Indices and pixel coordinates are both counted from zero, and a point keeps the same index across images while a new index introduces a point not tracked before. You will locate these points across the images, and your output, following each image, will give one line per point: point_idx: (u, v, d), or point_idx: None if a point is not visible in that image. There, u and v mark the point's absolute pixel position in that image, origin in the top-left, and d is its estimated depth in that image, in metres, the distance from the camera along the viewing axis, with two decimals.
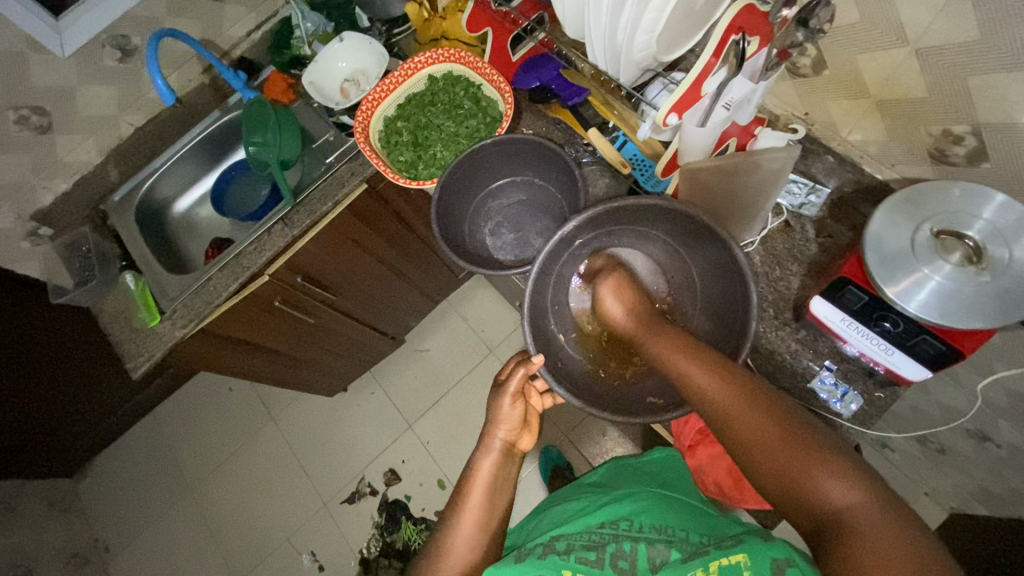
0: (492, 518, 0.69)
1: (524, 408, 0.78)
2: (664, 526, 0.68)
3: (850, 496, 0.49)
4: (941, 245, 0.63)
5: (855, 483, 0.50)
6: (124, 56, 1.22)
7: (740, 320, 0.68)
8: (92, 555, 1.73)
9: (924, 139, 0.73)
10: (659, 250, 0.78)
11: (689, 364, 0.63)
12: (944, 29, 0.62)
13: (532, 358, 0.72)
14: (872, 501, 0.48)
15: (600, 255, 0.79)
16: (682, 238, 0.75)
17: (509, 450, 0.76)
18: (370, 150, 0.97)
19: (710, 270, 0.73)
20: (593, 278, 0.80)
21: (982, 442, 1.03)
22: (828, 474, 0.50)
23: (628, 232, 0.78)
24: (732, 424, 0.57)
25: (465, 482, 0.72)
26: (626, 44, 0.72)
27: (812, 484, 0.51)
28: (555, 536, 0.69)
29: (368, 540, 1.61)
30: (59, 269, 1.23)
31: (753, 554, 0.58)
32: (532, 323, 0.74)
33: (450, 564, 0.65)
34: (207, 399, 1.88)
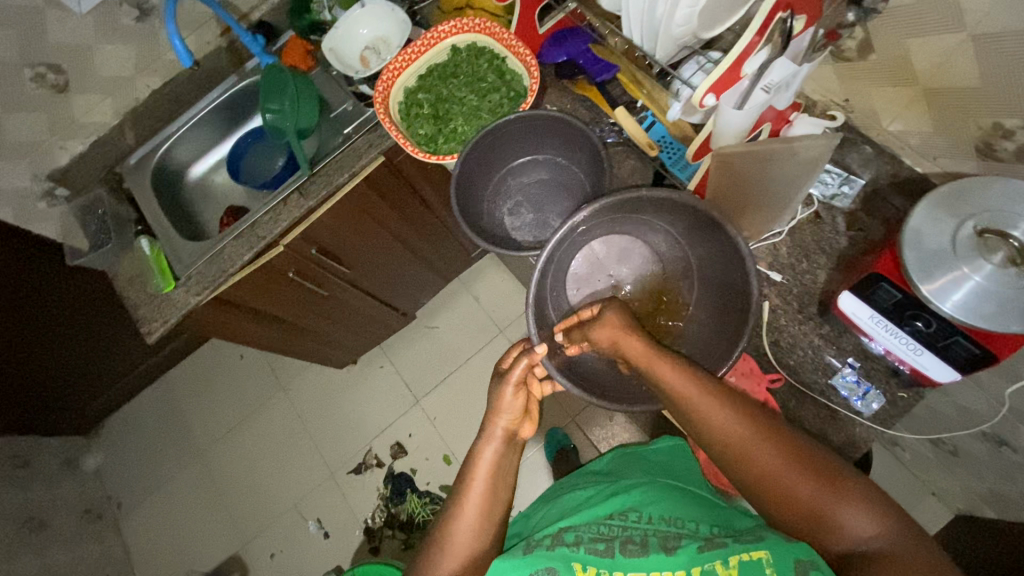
0: (496, 505, 0.69)
1: (526, 398, 0.76)
2: (674, 518, 0.67)
3: (873, 527, 0.54)
4: (984, 244, 0.60)
5: (879, 517, 0.55)
6: (141, 15, 1.19)
7: (740, 295, 0.71)
8: (105, 512, 1.78)
9: (971, 131, 0.70)
10: (661, 238, 0.80)
11: (703, 399, 0.63)
12: (1006, 14, 0.58)
13: (536, 348, 0.73)
14: (897, 533, 0.54)
15: (601, 239, 0.81)
16: (686, 229, 0.76)
17: (511, 438, 0.74)
18: (390, 122, 0.95)
19: (710, 259, 0.76)
20: (592, 261, 0.82)
21: (998, 446, 1.02)
22: (852, 507, 0.55)
23: (633, 219, 0.79)
24: (751, 460, 0.60)
25: (467, 470, 0.71)
26: (666, 18, 0.70)
27: (837, 519, 0.55)
28: (565, 527, 0.69)
29: (373, 510, 1.64)
30: (75, 231, 1.23)
31: (777, 551, 0.56)
32: (536, 313, 0.77)
33: (452, 551, 0.65)
34: (219, 366, 1.90)
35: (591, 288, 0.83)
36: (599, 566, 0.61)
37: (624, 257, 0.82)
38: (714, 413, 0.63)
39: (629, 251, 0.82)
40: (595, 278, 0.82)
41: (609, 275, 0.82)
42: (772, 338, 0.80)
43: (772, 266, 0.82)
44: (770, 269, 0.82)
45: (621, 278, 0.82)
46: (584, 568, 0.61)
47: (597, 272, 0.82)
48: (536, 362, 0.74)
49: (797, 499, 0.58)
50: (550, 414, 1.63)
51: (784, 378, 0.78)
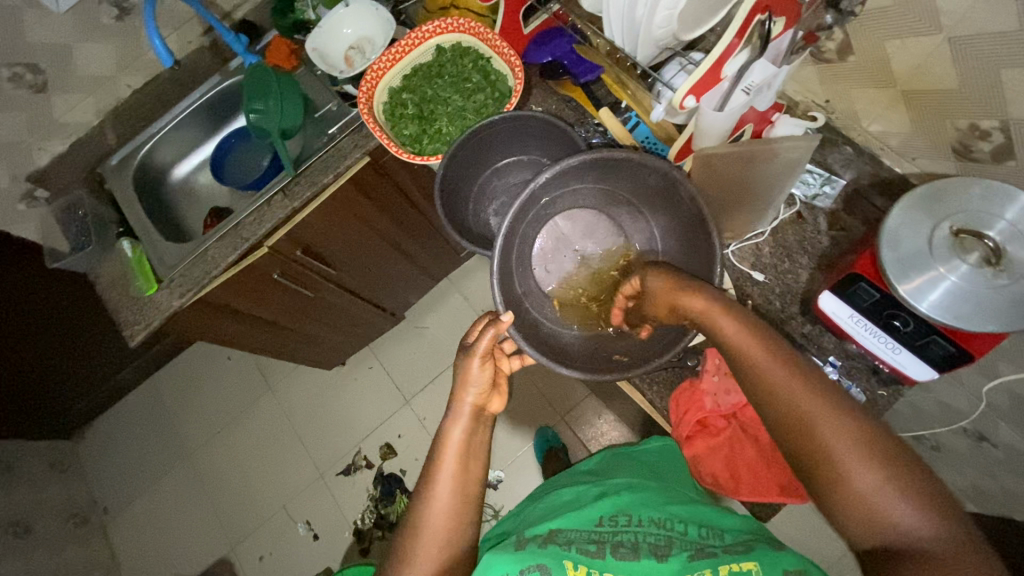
0: (469, 483, 0.68)
1: (493, 371, 0.75)
2: (663, 520, 0.69)
3: (925, 525, 0.48)
4: (960, 244, 0.61)
5: (933, 514, 0.48)
6: (121, 13, 1.18)
7: (701, 269, 0.73)
8: (90, 516, 1.76)
9: (949, 132, 0.70)
10: (626, 212, 0.81)
11: (763, 359, 0.58)
12: (981, 17, 0.59)
13: (501, 318, 0.71)
14: (955, 537, 0.47)
15: (568, 214, 0.83)
16: (645, 198, 0.78)
17: (478, 413, 0.73)
18: (373, 122, 0.94)
19: (673, 230, 0.77)
20: (557, 237, 0.84)
21: (978, 442, 1.03)
22: (905, 500, 0.49)
23: (598, 194, 0.81)
24: (804, 430, 0.54)
25: (436, 452, 0.70)
26: (646, 20, 0.69)
27: (881, 508, 0.49)
28: (556, 528, 0.69)
29: (363, 511, 1.63)
30: (55, 232, 1.21)
31: (766, 563, 0.59)
32: (501, 283, 0.74)
33: (427, 535, 0.64)
34: (206, 368, 1.88)
35: (558, 262, 0.84)
36: (591, 566, 0.61)
37: (590, 231, 0.83)
38: (774, 373, 0.57)
39: (594, 226, 0.83)
40: (562, 254, 0.84)
41: (574, 250, 0.84)
42: None
43: (754, 266, 0.83)
44: (753, 269, 0.83)
45: (586, 252, 0.84)
46: (576, 565, 0.61)
47: (565, 247, 0.84)
48: (502, 332, 0.73)
49: (843, 481, 0.51)
50: (539, 414, 1.64)
51: None
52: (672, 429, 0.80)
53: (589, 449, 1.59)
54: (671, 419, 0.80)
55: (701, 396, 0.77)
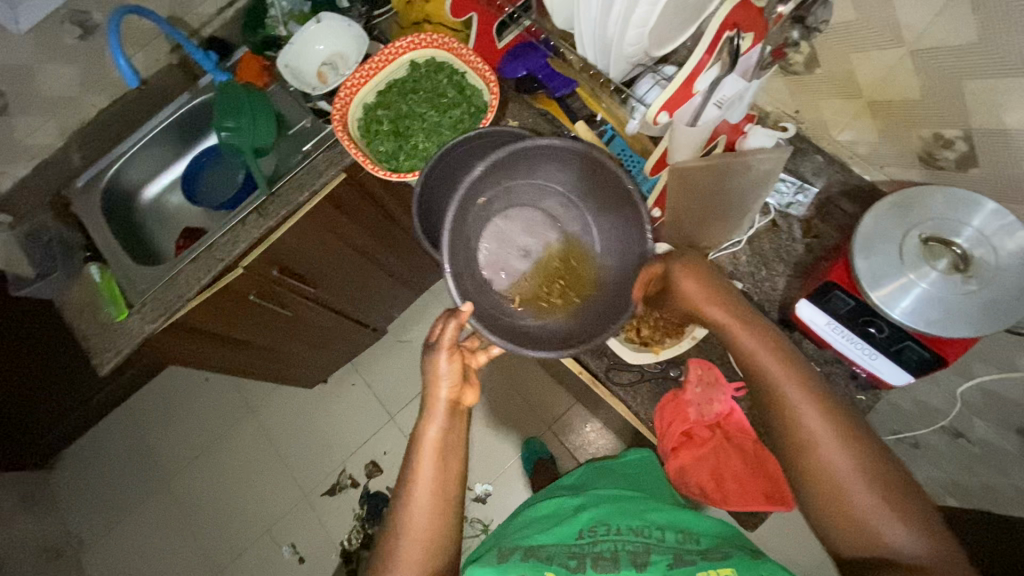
0: (447, 485, 0.68)
1: (463, 365, 0.72)
2: (641, 528, 0.71)
3: (919, 547, 0.53)
4: (929, 251, 0.63)
5: (929, 538, 0.53)
6: (85, 33, 1.14)
7: (642, 258, 0.73)
8: (65, 549, 1.69)
9: (914, 141, 0.72)
10: (558, 204, 0.81)
11: (783, 386, 0.61)
12: (941, 31, 0.60)
13: (461, 309, 0.68)
14: (945, 560, 0.52)
15: (504, 214, 0.81)
16: (577, 186, 0.78)
17: (454, 408, 0.71)
18: (348, 140, 0.93)
19: (610, 217, 0.77)
20: (499, 236, 0.81)
21: (955, 439, 1.05)
22: (906, 527, 0.53)
23: (529, 187, 0.80)
24: (816, 463, 0.58)
25: (412, 455, 0.69)
26: (617, 37, 0.69)
27: (886, 533, 0.54)
28: (537, 542, 0.71)
29: (349, 532, 1.60)
30: (20, 259, 1.17)
31: (741, 568, 0.61)
32: (457, 279, 0.71)
33: (410, 538, 0.65)
34: (183, 390, 1.83)
35: (505, 264, 0.81)
36: None
37: (530, 228, 0.82)
38: (794, 403, 0.60)
39: (531, 222, 0.82)
40: (507, 252, 0.81)
41: (518, 247, 0.81)
42: None
43: (733, 275, 0.84)
44: (732, 277, 0.84)
45: (529, 248, 0.82)
46: None
47: (508, 246, 0.81)
48: (463, 325, 0.70)
49: (849, 509, 0.55)
50: (526, 424, 1.63)
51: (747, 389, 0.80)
52: (657, 441, 0.80)
53: (577, 458, 1.59)
54: (658, 432, 0.79)
55: (686, 407, 0.77)
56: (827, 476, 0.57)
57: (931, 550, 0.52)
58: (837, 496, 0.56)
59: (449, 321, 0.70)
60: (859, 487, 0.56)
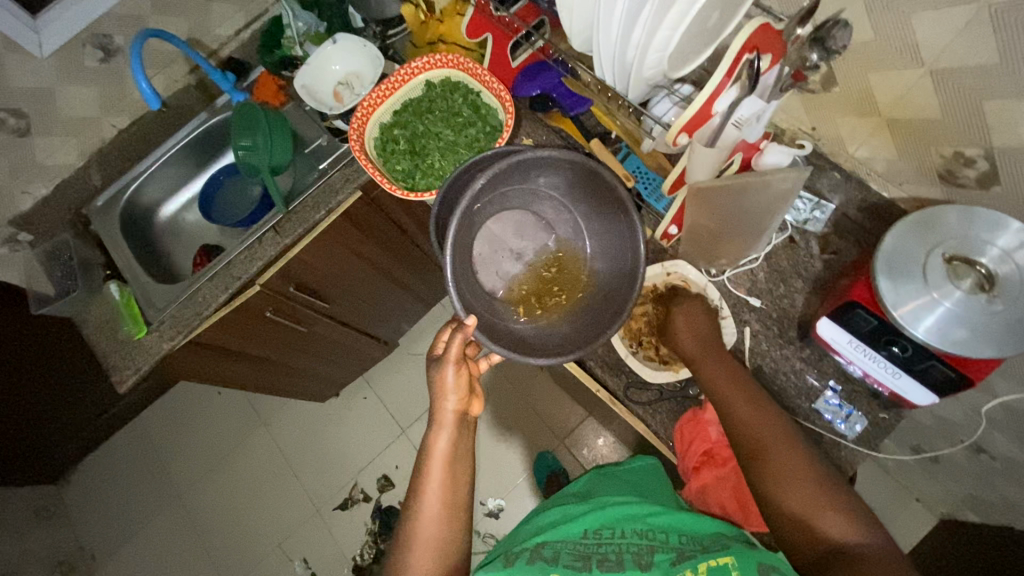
0: (456, 494, 0.70)
1: (469, 376, 0.74)
2: (646, 529, 0.71)
3: (855, 534, 0.59)
4: (953, 271, 0.62)
5: (861, 526, 0.60)
6: (106, 56, 1.17)
7: (630, 267, 0.76)
8: (78, 563, 1.69)
9: (934, 159, 0.72)
10: (549, 206, 0.82)
11: (738, 400, 0.71)
12: (960, 52, 0.60)
13: (465, 322, 0.70)
14: (876, 544, 0.59)
15: (496, 217, 0.81)
16: (568, 190, 0.80)
17: (461, 418, 0.73)
18: (366, 160, 0.94)
19: (601, 226, 0.80)
20: (492, 240, 0.82)
21: (977, 454, 1.04)
22: (840, 515, 0.61)
23: (521, 191, 0.81)
24: (763, 463, 0.66)
25: (422, 464, 0.70)
26: (637, 61, 0.69)
27: (820, 522, 0.61)
28: (542, 542, 0.72)
29: (362, 546, 1.60)
30: (40, 276, 1.18)
31: (741, 558, 0.63)
32: (457, 284, 0.71)
33: (421, 546, 0.65)
34: (195, 404, 1.84)
35: (499, 267, 0.82)
36: None
37: (521, 230, 0.83)
38: (744, 413, 0.69)
39: (523, 224, 0.83)
40: (500, 256, 0.82)
41: (510, 251, 0.83)
42: (755, 363, 0.81)
43: (751, 292, 0.84)
44: (750, 294, 0.84)
45: (522, 252, 0.83)
46: None
47: (500, 249, 0.82)
48: (469, 337, 0.71)
49: (790, 504, 0.63)
50: (539, 438, 1.62)
51: None
52: (678, 462, 0.79)
53: None
54: (677, 450, 0.79)
55: (705, 427, 0.77)
56: (770, 474, 0.65)
57: (862, 536, 0.59)
58: (781, 491, 0.64)
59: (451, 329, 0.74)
60: (798, 481, 0.64)
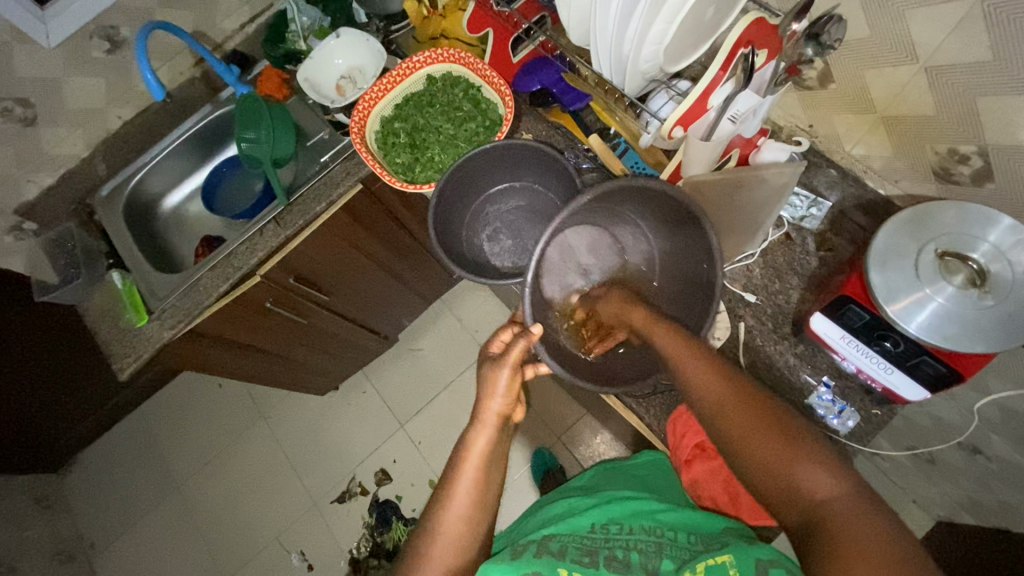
0: (489, 493, 0.67)
1: (520, 383, 0.74)
2: (654, 527, 0.70)
3: (832, 489, 0.48)
4: (944, 266, 0.63)
5: (842, 477, 0.48)
6: (112, 47, 1.19)
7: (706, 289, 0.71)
8: (77, 553, 1.71)
9: (929, 156, 0.72)
10: (630, 233, 0.79)
11: (688, 355, 0.61)
12: (955, 48, 0.61)
13: (532, 328, 0.70)
14: (855, 496, 0.47)
15: (575, 228, 0.76)
16: (656, 224, 0.77)
17: (504, 423, 0.72)
18: (367, 152, 0.95)
19: (677, 254, 0.76)
20: (566, 251, 0.77)
21: (972, 454, 1.04)
22: (816, 466, 0.49)
23: (608, 212, 0.77)
24: (721, 418, 0.55)
25: (458, 458, 0.69)
26: (633, 55, 0.70)
27: (791, 475, 0.49)
28: (549, 534, 0.70)
29: (359, 540, 1.60)
30: (44, 264, 1.20)
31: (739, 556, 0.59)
32: (533, 293, 0.73)
33: (443, 541, 0.63)
34: (196, 396, 1.85)
35: (564, 280, 0.79)
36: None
37: (594, 248, 0.79)
38: (696, 370, 0.59)
39: (598, 242, 0.79)
40: (568, 268, 0.78)
41: (578, 266, 0.79)
42: (749, 358, 0.81)
43: (746, 287, 0.84)
44: (744, 290, 0.84)
45: (588, 269, 0.80)
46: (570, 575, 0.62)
47: (570, 261, 0.78)
48: (532, 345, 0.70)
49: (757, 457, 0.52)
50: (536, 435, 1.63)
51: None
52: (670, 453, 0.81)
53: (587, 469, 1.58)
54: (670, 444, 0.80)
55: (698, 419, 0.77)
56: (727, 429, 0.54)
57: (840, 491, 0.47)
58: (746, 448, 0.53)
59: (514, 333, 0.76)
60: (762, 433, 0.52)
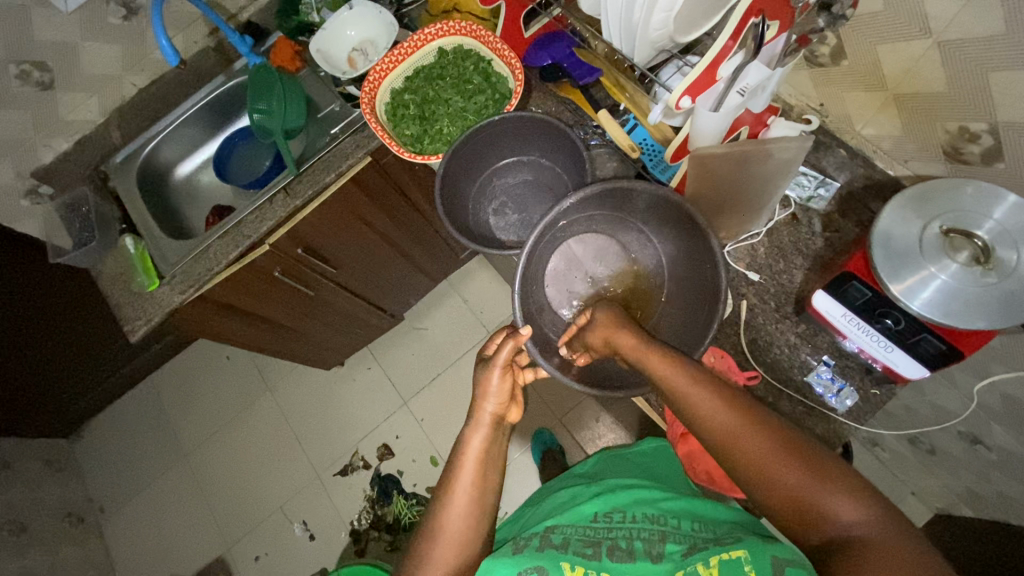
0: (485, 493, 0.68)
1: (512, 382, 0.75)
2: (657, 516, 0.70)
3: (857, 514, 0.48)
4: (949, 244, 0.62)
5: (864, 501, 0.49)
6: (128, 14, 1.20)
7: (710, 292, 0.72)
8: (86, 515, 1.76)
9: (940, 135, 0.72)
10: (635, 238, 0.82)
11: (695, 390, 0.59)
12: (968, 21, 0.60)
13: (520, 331, 0.73)
14: (878, 516, 0.48)
15: (580, 238, 0.82)
16: (659, 224, 0.78)
17: (498, 423, 0.73)
18: (375, 122, 0.96)
19: (681, 256, 0.78)
20: (569, 258, 0.83)
21: (974, 445, 1.03)
22: (838, 493, 0.50)
23: (611, 218, 0.81)
24: (736, 449, 0.55)
25: (453, 460, 0.70)
26: (643, 22, 0.71)
27: (819, 507, 0.50)
28: (552, 527, 0.70)
29: (359, 512, 1.63)
30: (59, 229, 1.23)
31: (754, 551, 0.59)
32: (522, 295, 0.76)
33: (445, 540, 0.64)
34: (204, 366, 1.89)
35: (571, 287, 0.83)
36: (587, 567, 0.62)
37: (601, 256, 0.83)
38: (705, 405, 0.58)
39: (605, 251, 0.83)
40: (574, 276, 0.83)
41: (586, 274, 0.83)
42: (750, 335, 0.81)
43: (750, 266, 0.84)
44: (748, 269, 0.84)
45: (596, 276, 0.83)
46: (573, 567, 0.62)
47: (575, 269, 0.83)
48: (520, 346, 0.74)
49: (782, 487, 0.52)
50: (537, 416, 1.64)
51: (761, 375, 0.79)
52: (667, 426, 0.81)
53: (586, 451, 1.59)
54: (666, 417, 0.80)
55: None
56: (746, 455, 0.54)
57: (866, 513, 0.48)
58: (769, 481, 0.53)
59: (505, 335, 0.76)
60: (781, 463, 0.53)
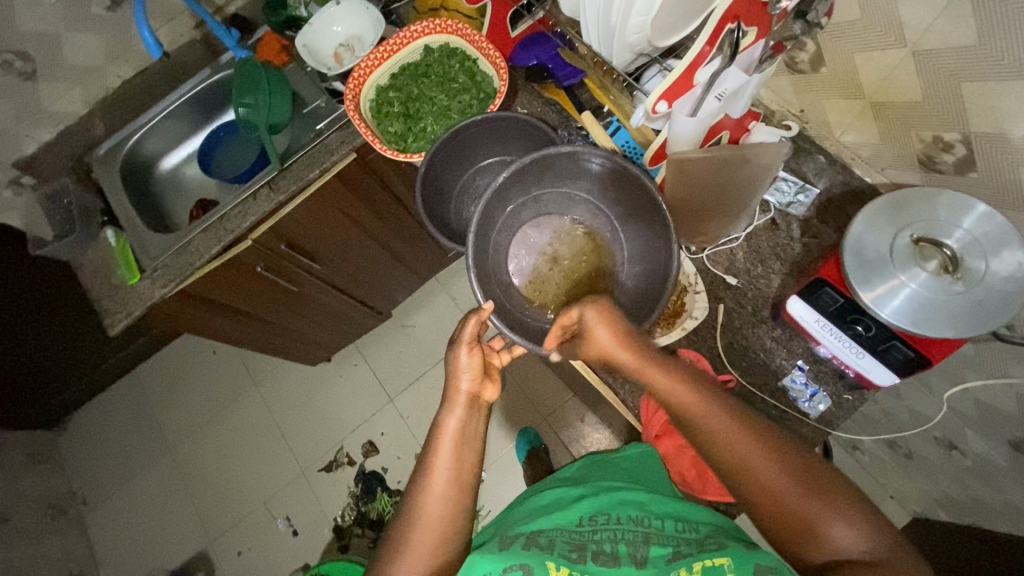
0: (463, 472, 0.68)
1: (482, 357, 0.76)
2: (641, 517, 0.70)
3: (858, 542, 0.53)
4: (919, 252, 0.63)
5: (863, 531, 0.53)
6: (113, 5, 1.19)
7: (662, 271, 0.74)
8: (69, 507, 1.75)
9: (915, 144, 0.72)
10: (586, 210, 0.84)
11: (713, 415, 0.60)
12: (942, 32, 0.61)
13: (483, 305, 0.73)
14: (876, 546, 0.52)
15: (534, 222, 0.85)
16: (606, 193, 0.80)
17: (474, 401, 0.74)
18: (359, 120, 0.95)
19: (634, 225, 0.79)
20: (527, 242, 0.85)
21: (949, 450, 1.04)
22: (843, 522, 0.53)
23: (560, 197, 0.83)
24: (751, 477, 0.57)
25: (430, 445, 0.69)
26: (620, 25, 0.71)
27: (822, 531, 0.54)
28: (539, 529, 0.70)
29: (343, 508, 1.63)
30: (41, 220, 1.22)
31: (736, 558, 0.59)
32: (480, 275, 0.75)
33: (424, 523, 0.64)
34: (190, 360, 1.88)
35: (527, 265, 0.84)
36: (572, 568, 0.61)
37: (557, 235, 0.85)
38: (722, 429, 0.59)
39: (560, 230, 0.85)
40: (533, 255, 0.84)
41: (544, 253, 0.84)
42: (727, 339, 0.81)
43: (729, 271, 0.84)
44: (727, 273, 0.84)
45: (557, 254, 0.84)
46: (558, 567, 0.61)
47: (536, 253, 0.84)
48: (484, 319, 0.74)
49: (798, 519, 0.55)
50: (522, 415, 1.64)
51: (736, 379, 0.79)
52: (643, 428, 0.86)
53: (570, 450, 1.59)
54: (643, 419, 0.84)
55: None
56: (763, 484, 0.56)
57: (866, 542, 0.53)
58: (784, 515, 0.55)
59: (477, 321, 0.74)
60: (796, 495, 0.55)
